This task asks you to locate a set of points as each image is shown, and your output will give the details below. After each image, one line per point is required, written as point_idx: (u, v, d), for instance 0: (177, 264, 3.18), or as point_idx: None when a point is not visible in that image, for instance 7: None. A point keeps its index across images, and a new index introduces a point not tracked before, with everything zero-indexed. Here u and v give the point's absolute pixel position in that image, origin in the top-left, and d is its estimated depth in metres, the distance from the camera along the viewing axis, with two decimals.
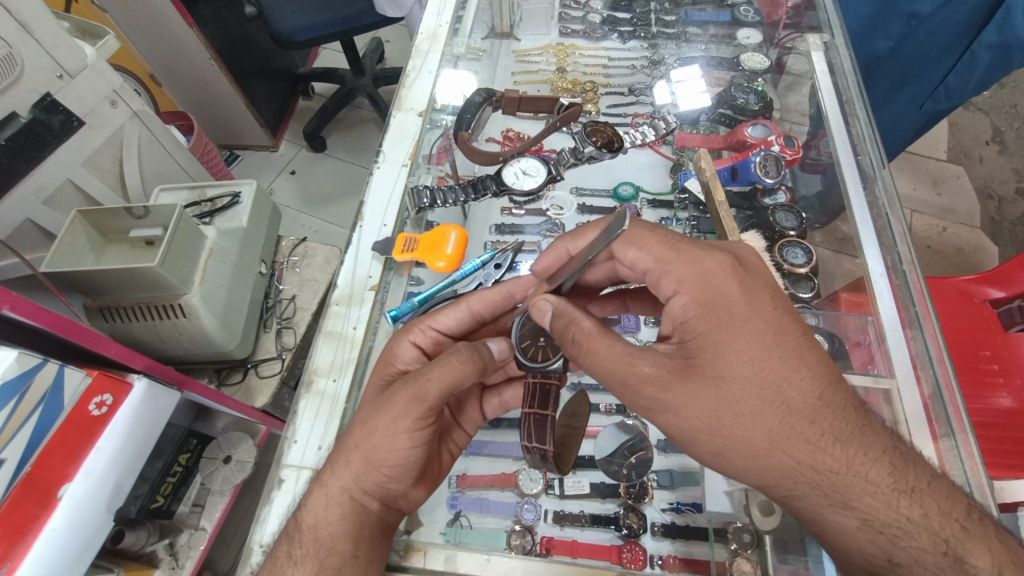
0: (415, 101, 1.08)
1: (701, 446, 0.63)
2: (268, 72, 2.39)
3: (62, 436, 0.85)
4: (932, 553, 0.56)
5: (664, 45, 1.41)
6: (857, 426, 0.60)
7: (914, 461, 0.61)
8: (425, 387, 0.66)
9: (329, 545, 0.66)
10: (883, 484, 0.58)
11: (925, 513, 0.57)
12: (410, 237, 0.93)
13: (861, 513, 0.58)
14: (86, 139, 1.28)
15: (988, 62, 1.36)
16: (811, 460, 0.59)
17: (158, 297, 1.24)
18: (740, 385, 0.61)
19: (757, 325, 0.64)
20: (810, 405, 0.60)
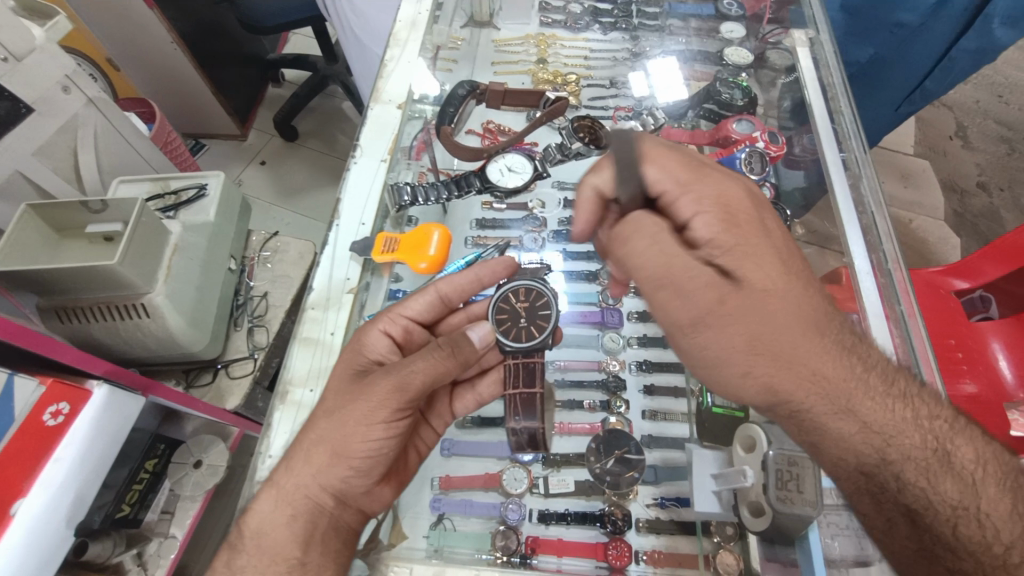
0: (394, 93, 1.05)
1: (731, 368, 0.62)
2: (236, 56, 2.27)
3: (16, 447, 0.80)
4: (920, 451, 0.61)
5: (646, 37, 1.40)
6: (850, 340, 0.64)
7: (906, 375, 0.66)
8: (409, 377, 0.66)
9: (276, 553, 0.64)
10: (879, 391, 0.63)
11: (915, 414, 0.63)
12: (390, 237, 0.89)
13: (862, 418, 0.61)
14: (36, 127, 1.20)
15: (965, 65, 1.40)
16: (823, 374, 0.61)
17: (120, 296, 1.17)
18: (776, 303, 0.61)
19: (769, 248, 0.65)
20: (819, 323, 0.62)
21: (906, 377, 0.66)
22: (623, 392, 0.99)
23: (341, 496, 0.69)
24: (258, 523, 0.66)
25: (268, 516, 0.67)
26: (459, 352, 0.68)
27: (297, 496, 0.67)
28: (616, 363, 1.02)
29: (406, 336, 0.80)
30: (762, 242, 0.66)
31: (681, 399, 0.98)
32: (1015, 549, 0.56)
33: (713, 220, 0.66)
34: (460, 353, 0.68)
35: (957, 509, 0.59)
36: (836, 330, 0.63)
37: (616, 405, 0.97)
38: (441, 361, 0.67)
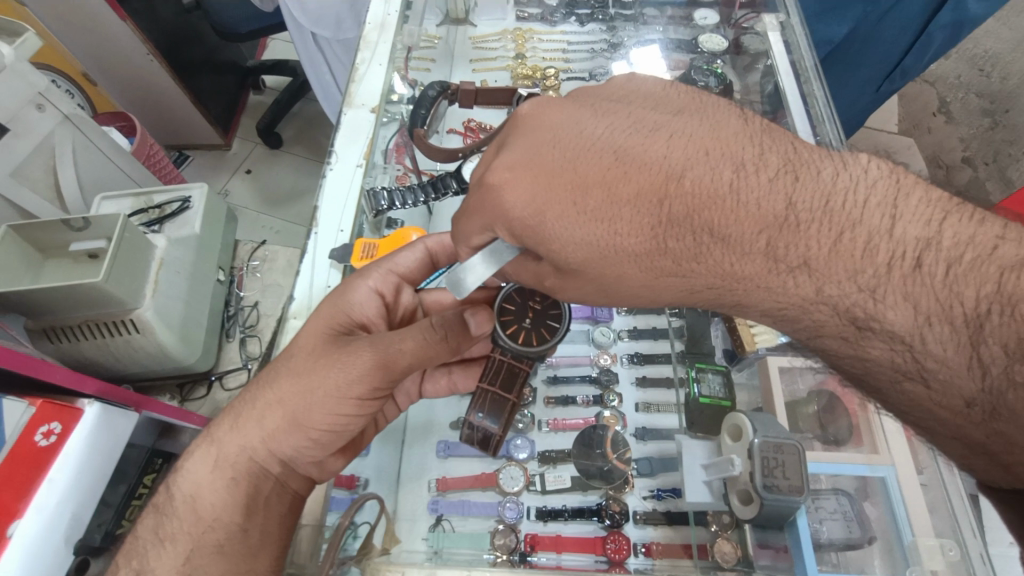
0: (366, 97, 1.05)
1: (600, 276, 0.58)
2: (214, 65, 2.25)
3: (8, 471, 0.80)
4: (834, 326, 0.51)
5: (623, 27, 1.39)
6: (699, 226, 0.52)
7: (813, 229, 0.50)
8: (393, 357, 0.67)
9: (210, 520, 0.66)
10: (754, 273, 0.52)
11: (818, 288, 0.50)
12: (368, 243, 0.90)
13: (757, 308, 0.54)
14: (11, 148, 1.19)
15: (942, 41, 1.40)
16: (682, 271, 0.54)
17: (108, 314, 1.17)
18: (581, 220, 0.54)
19: (567, 165, 0.55)
20: (645, 225, 0.53)
21: (813, 233, 0.50)
22: (614, 384, 1.00)
23: (290, 462, 0.70)
24: (191, 487, 0.67)
25: (225, 510, 0.67)
26: (450, 336, 0.69)
27: (237, 459, 0.68)
28: (606, 357, 1.02)
29: (393, 296, 0.81)
30: (558, 168, 0.55)
31: (671, 390, 0.99)
32: (978, 403, 0.45)
33: (505, 176, 0.56)
34: (453, 340, 0.69)
35: (898, 373, 0.49)
36: (681, 217, 0.52)
37: (608, 399, 0.98)
38: (433, 344, 0.68)
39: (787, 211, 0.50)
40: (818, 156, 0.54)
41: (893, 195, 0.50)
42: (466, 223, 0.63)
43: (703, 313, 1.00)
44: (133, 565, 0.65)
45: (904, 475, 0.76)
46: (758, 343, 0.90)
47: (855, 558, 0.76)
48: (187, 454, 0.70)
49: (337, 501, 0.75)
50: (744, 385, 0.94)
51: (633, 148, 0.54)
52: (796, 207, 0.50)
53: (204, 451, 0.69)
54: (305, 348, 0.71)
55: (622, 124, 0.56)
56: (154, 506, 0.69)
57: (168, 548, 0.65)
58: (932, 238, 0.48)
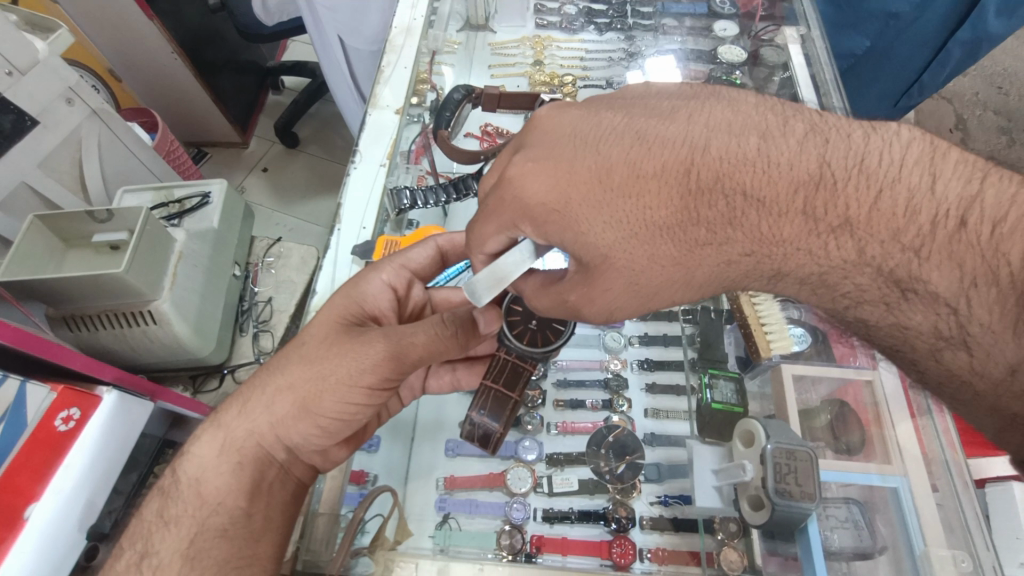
0: (391, 98, 1.07)
1: (633, 252, 0.57)
2: (236, 65, 2.30)
3: (28, 453, 0.82)
4: (876, 290, 0.49)
5: (642, 37, 1.40)
6: (730, 193, 0.51)
7: (850, 188, 0.48)
8: (406, 347, 0.69)
9: (213, 503, 0.65)
10: (791, 238, 0.50)
11: (861, 249, 0.48)
12: (390, 242, 0.91)
13: (796, 276, 0.53)
14: (41, 139, 1.22)
15: (958, 62, 1.38)
16: (716, 240, 0.53)
17: (127, 304, 1.19)
18: (605, 202, 0.56)
19: (589, 155, 0.58)
20: (673, 197, 0.53)
21: (850, 192, 0.48)
22: (624, 390, 1.00)
23: (295, 449, 0.70)
24: (196, 471, 0.66)
25: None
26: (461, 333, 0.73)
27: (245, 443, 0.68)
28: (617, 362, 1.02)
29: (405, 291, 0.83)
30: (584, 157, 0.58)
31: (682, 397, 0.99)
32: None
33: (528, 171, 0.60)
34: (464, 339, 0.74)
35: (940, 337, 0.48)
36: (711, 184, 0.52)
37: (618, 404, 0.98)
38: (446, 341, 0.72)
39: (821, 171, 0.49)
40: (846, 123, 0.53)
41: (929, 153, 0.48)
42: (482, 228, 0.67)
43: (715, 318, 1.01)
44: (136, 548, 0.65)
45: (917, 487, 0.76)
46: (773, 350, 0.89)
47: (863, 567, 0.75)
48: (193, 438, 0.69)
49: (349, 496, 0.78)
50: (756, 395, 0.94)
51: (655, 129, 0.56)
52: (831, 166, 0.49)
53: (210, 436, 0.68)
54: (315, 336, 0.71)
55: (641, 112, 0.58)
56: (158, 488, 0.68)
57: (171, 530, 0.64)
58: (974, 196, 0.46)
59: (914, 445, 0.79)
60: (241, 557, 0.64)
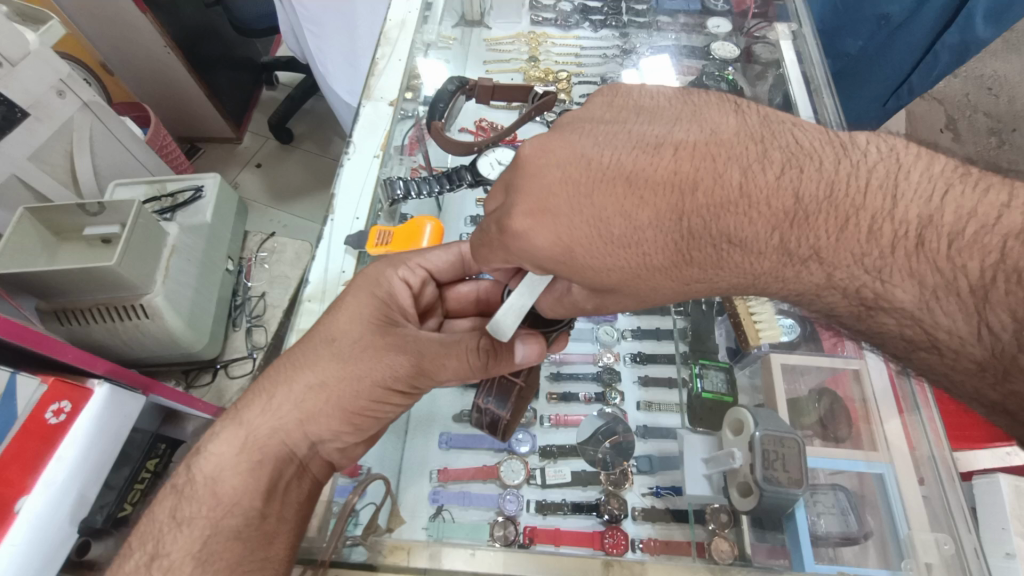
0: (384, 90, 1.08)
1: (633, 289, 0.60)
2: (230, 60, 2.28)
3: (18, 446, 0.81)
4: (846, 307, 0.50)
5: (636, 34, 1.41)
6: (719, 238, 0.52)
7: (821, 221, 0.48)
8: (434, 367, 0.71)
9: (230, 504, 0.62)
10: (771, 266, 0.51)
11: (829, 275, 0.49)
12: (384, 230, 0.91)
13: (783, 300, 0.55)
14: (32, 131, 1.21)
15: (949, 63, 1.40)
16: (710, 276, 0.55)
17: (119, 297, 1.18)
18: (608, 253, 0.57)
19: (582, 207, 0.56)
20: (668, 244, 0.54)
21: (819, 224, 0.48)
22: (617, 383, 1.01)
23: (318, 444, 0.69)
24: (211, 470, 0.64)
25: None
26: (492, 362, 0.70)
27: (268, 442, 0.66)
28: (609, 356, 1.03)
29: (420, 288, 0.83)
30: (570, 203, 0.56)
31: (674, 390, 0.99)
32: (993, 369, 0.42)
33: (526, 223, 0.57)
34: (493, 368, 0.71)
35: (910, 344, 0.47)
36: (699, 230, 0.53)
37: (610, 397, 0.99)
38: (474, 368, 0.71)
39: (795, 205, 0.49)
40: (818, 143, 0.52)
41: (894, 174, 0.48)
42: (485, 254, 0.65)
43: (706, 310, 1.02)
44: (148, 548, 0.61)
45: (901, 474, 0.77)
46: (761, 339, 0.91)
47: (851, 555, 0.76)
48: (211, 437, 0.67)
49: (340, 489, 0.76)
50: (746, 387, 0.95)
51: (641, 172, 0.54)
52: (804, 201, 0.49)
53: (230, 433, 0.66)
54: (349, 334, 0.71)
55: (624, 150, 0.56)
56: (171, 487, 0.65)
57: (184, 531, 0.61)
58: (933, 214, 0.45)
59: (901, 441, 0.79)
60: (253, 560, 0.61)
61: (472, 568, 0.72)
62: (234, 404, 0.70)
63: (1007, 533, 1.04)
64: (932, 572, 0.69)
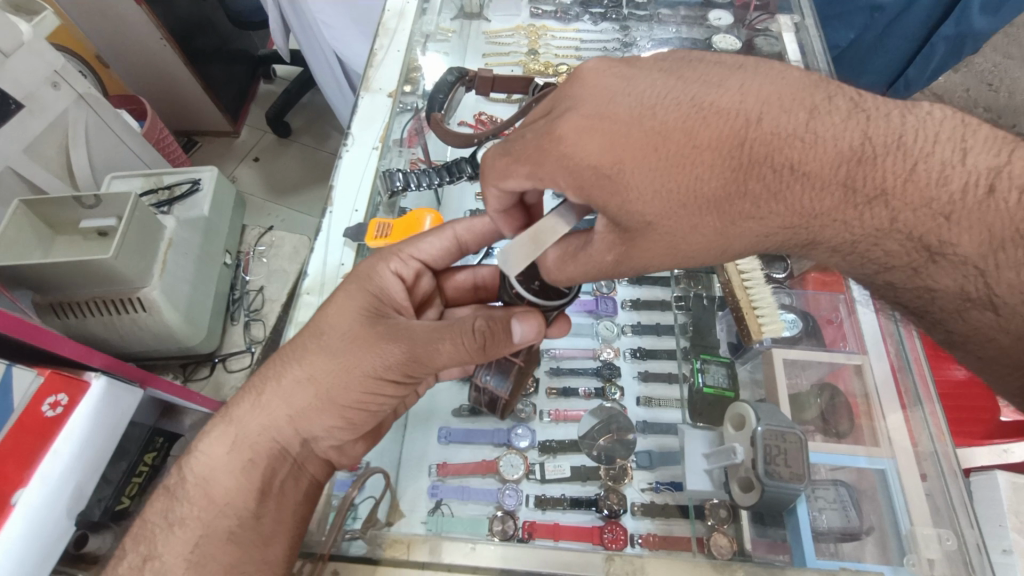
0: (384, 82, 1.09)
1: (665, 234, 0.56)
2: (227, 53, 2.26)
3: (14, 440, 0.81)
4: (905, 255, 0.53)
5: (636, 27, 1.39)
6: (783, 168, 0.51)
7: (889, 162, 0.49)
8: (426, 353, 0.66)
9: (221, 504, 0.66)
10: (831, 205, 0.51)
11: (893, 218, 0.51)
12: (382, 223, 0.90)
13: (828, 245, 0.54)
14: (27, 123, 1.20)
15: (943, 57, 1.39)
16: (762, 213, 0.53)
17: (116, 291, 1.18)
18: (658, 182, 0.53)
19: (640, 132, 0.53)
20: (727, 173, 0.52)
21: (887, 165, 0.49)
22: (617, 378, 1.01)
23: (311, 442, 0.71)
24: (203, 470, 0.68)
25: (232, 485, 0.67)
26: (489, 345, 0.64)
27: (258, 440, 0.68)
28: (609, 351, 1.03)
29: (415, 280, 0.82)
30: (631, 124, 0.53)
31: (674, 385, 0.99)
32: None
33: (575, 126, 0.54)
34: (491, 349, 0.64)
35: (965, 299, 0.53)
36: (762, 158, 0.51)
37: (610, 392, 0.98)
38: (471, 351, 0.64)
39: (864, 145, 0.50)
40: (882, 98, 0.53)
41: (958, 131, 0.50)
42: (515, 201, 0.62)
43: (707, 305, 1.03)
44: (141, 550, 0.66)
45: (904, 470, 0.77)
46: (765, 334, 0.89)
47: (852, 549, 0.76)
48: (202, 435, 0.70)
49: (338, 483, 0.78)
50: (747, 382, 0.95)
51: (709, 97, 0.53)
52: (873, 140, 0.50)
53: (221, 432, 0.69)
54: (337, 328, 0.70)
55: (685, 84, 0.55)
56: (164, 488, 0.69)
57: (176, 533, 0.66)
58: (1001, 166, 0.49)
59: (904, 436, 0.80)
60: (247, 563, 0.65)
61: (471, 563, 0.71)
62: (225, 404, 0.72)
63: (1005, 529, 1.06)
64: (933, 567, 0.70)
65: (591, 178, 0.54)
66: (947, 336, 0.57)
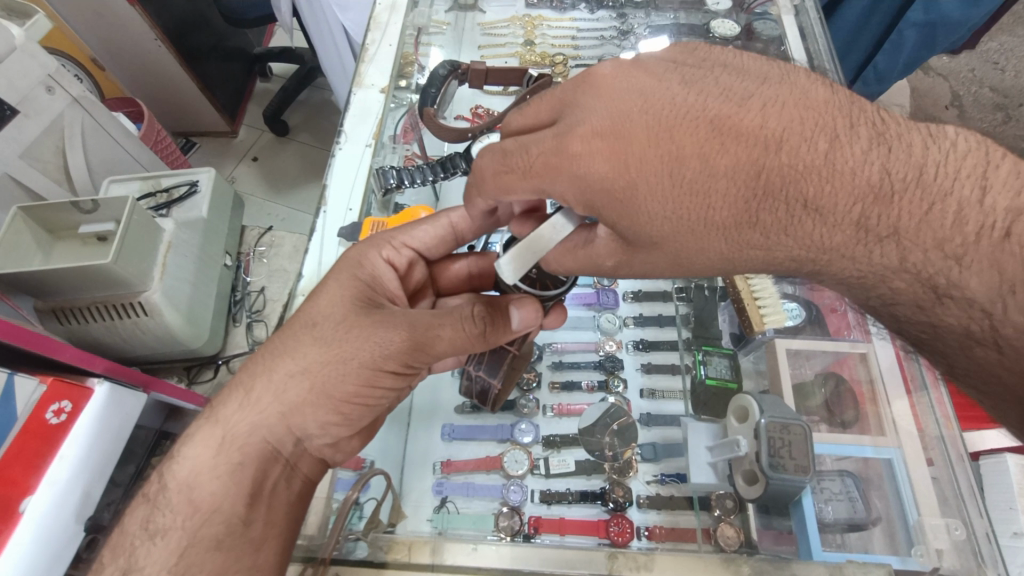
0: (376, 78, 1.08)
1: (666, 252, 0.57)
2: (222, 52, 2.24)
3: (19, 446, 0.81)
4: (913, 293, 0.50)
5: (633, 14, 1.37)
6: (795, 202, 0.49)
7: (907, 200, 0.47)
8: (428, 341, 0.67)
9: (209, 512, 0.61)
10: (843, 239, 0.49)
11: (903, 258, 0.48)
12: (377, 222, 0.90)
13: (838, 276, 0.53)
14: (22, 129, 1.20)
15: (913, 45, 1.34)
16: (774, 243, 0.52)
17: (117, 295, 1.18)
18: (661, 211, 0.53)
19: (648, 160, 0.52)
20: (734, 205, 0.51)
21: (904, 203, 0.47)
22: (619, 370, 1.00)
23: (304, 441, 0.68)
24: (186, 477, 0.63)
25: None
26: (489, 333, 0.67)
27: (248, 441, 0.65)
28: (611, 343, 1.02)
29: (407, 270, 0.83)
30: (638, 147, 0.52)
31: (677, 376, 0.99)
32: None
33: (583, 146, 0.53)
34: (490, 338, 0.68)
35: (971, 339, 0.49)
36: (772, 189, 0.49)
37: (613, 385, 0.98)
38: (471, 339, 0.67)
39: (882, 181, 0.47)
40: (905, 125, 0.50)
41: (981, 172, 0.47)
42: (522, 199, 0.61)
43: (709, 297, 1.01)
44: (120, 563, 0.61)
45: (910, 458, 0.77)
46: (766, 325, 0.88)
47: (858, 540, 0.75)
48: (186, 440, 0.66)
49: (341, 482, 0.77)
50: (750, 372, 0.94)
51: (727, 119, 0.50)
52: (892, 175, 0.47)
53: (206, 433, 0.65)
54: (326, 318, 0.69)
55: (702, 102, 0.52)
56: (143, 496, 0.65)
57: (159, 543, 0.61)
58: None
59: (909, 420, 0.80)
60: (241, 567, 0.61)
61: (474, 564, 0.71)
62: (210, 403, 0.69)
63: (1014, 512, 1.05)
64: (942, 557, 0.70)
65: (597, 195, 0.54)
66: (947, 367, 0.53)
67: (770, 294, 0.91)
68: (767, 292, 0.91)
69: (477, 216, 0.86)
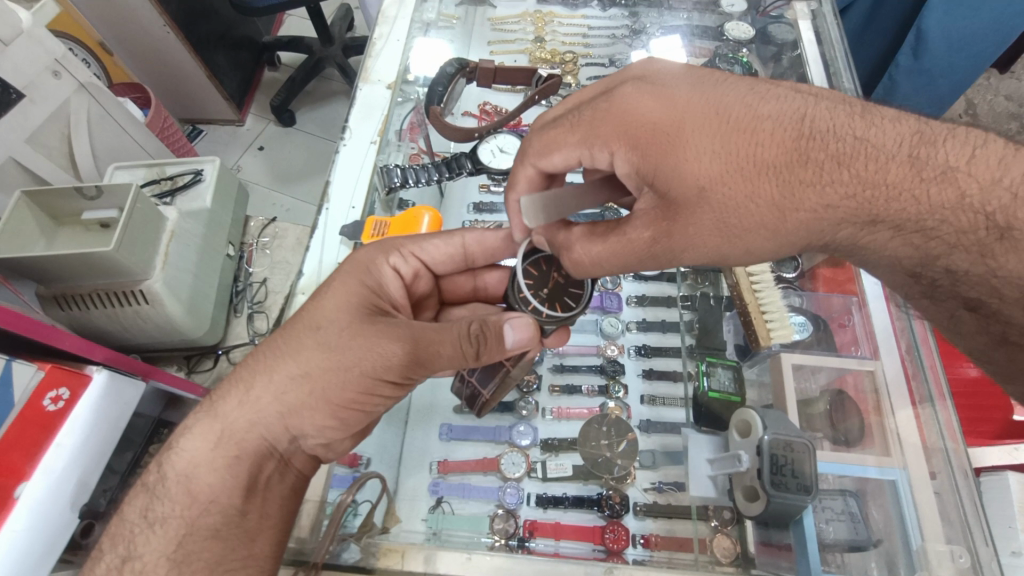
0: (382, 72, 1.06)
1: (713, 205, 0.59)
2: (229, 40, 2.22)
3: (16, 433, 0.81)
4: (975, 235, 0.54)
5: (646, 12, 1.33)
6: (851, 140, 0.56)
7: (952, 141, 0.55)
8: (428, 354, 0.67)
9: (205, 502, 0.62)
10: (901, 175, 0.54)
11: (962, 195, 0.54)
12: (379, 221, 0.89)
13: (894, 225, 0.56)
14: (28, 113, 1.19)
15: (908, 89, 1.30)
16: (832, 180, 0.55)
17: (119, 283, 1.17)
18: (716, 153, 0.59)
19: (699, 108, 0.61)
20: (788, 144, 0.57)
21: (946, 144, 0.55)
22: (620, 375, 0.99)
23: (300, 440, 0.67)
24: (183, 466, 0.63)
25: None
26: (483, 350, 0.69)
27: (246, 435, 0.64)
28: (613, 348, 1.01)
29: (412, 279, 0.83)
30: (695, 100, 0.61)
31: (679, 384, 0.99)
32: None
33: (641, 98, 0.64)
34: (483, 356, 0.70)
35: None
36: (822, 130, 0.57)
37: (613, 390, 0.97)
38: (462, 355, 0.69)
39: (919, 129, 0.56)
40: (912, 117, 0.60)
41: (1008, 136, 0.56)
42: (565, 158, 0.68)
43: (714, 305, 0.99)
44: (119, 550, 0.61)
45: (915, 478, 0.75)
46: (772, 340, 0.87)
47: (857, 559, 0.75)
48: (184, 432, 0.65)
49: (338, 479, 0.77)
50: (755, 382, 0.93)
51: (764, 88, 0.61)
52: (927, 126, 0.57)
53: (201, 429, 0.65)
54: (326, 319, 0.67)
55: (740, 83, 0.63)
56: (143, 485, 0.64)
57: (160, 531, 0.61)
58: None
59: (914, 432, 0.78)
60: (234, 558, 0.62)
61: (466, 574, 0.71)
62: (214, 396, 0.67)
63: (1014, 530, 1.04)
64: None
65: (649, 134, 0.61)
66: (1003, 330, 0.58)
67: (777, 306, 0.91)
68: (778, 310, 0.90)
69: (492, 241, 0.86)
